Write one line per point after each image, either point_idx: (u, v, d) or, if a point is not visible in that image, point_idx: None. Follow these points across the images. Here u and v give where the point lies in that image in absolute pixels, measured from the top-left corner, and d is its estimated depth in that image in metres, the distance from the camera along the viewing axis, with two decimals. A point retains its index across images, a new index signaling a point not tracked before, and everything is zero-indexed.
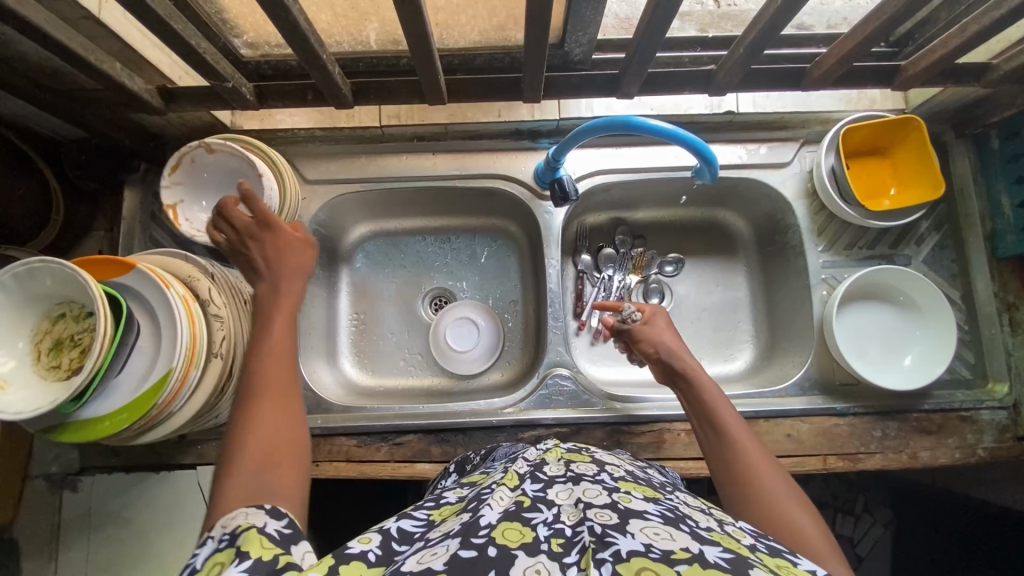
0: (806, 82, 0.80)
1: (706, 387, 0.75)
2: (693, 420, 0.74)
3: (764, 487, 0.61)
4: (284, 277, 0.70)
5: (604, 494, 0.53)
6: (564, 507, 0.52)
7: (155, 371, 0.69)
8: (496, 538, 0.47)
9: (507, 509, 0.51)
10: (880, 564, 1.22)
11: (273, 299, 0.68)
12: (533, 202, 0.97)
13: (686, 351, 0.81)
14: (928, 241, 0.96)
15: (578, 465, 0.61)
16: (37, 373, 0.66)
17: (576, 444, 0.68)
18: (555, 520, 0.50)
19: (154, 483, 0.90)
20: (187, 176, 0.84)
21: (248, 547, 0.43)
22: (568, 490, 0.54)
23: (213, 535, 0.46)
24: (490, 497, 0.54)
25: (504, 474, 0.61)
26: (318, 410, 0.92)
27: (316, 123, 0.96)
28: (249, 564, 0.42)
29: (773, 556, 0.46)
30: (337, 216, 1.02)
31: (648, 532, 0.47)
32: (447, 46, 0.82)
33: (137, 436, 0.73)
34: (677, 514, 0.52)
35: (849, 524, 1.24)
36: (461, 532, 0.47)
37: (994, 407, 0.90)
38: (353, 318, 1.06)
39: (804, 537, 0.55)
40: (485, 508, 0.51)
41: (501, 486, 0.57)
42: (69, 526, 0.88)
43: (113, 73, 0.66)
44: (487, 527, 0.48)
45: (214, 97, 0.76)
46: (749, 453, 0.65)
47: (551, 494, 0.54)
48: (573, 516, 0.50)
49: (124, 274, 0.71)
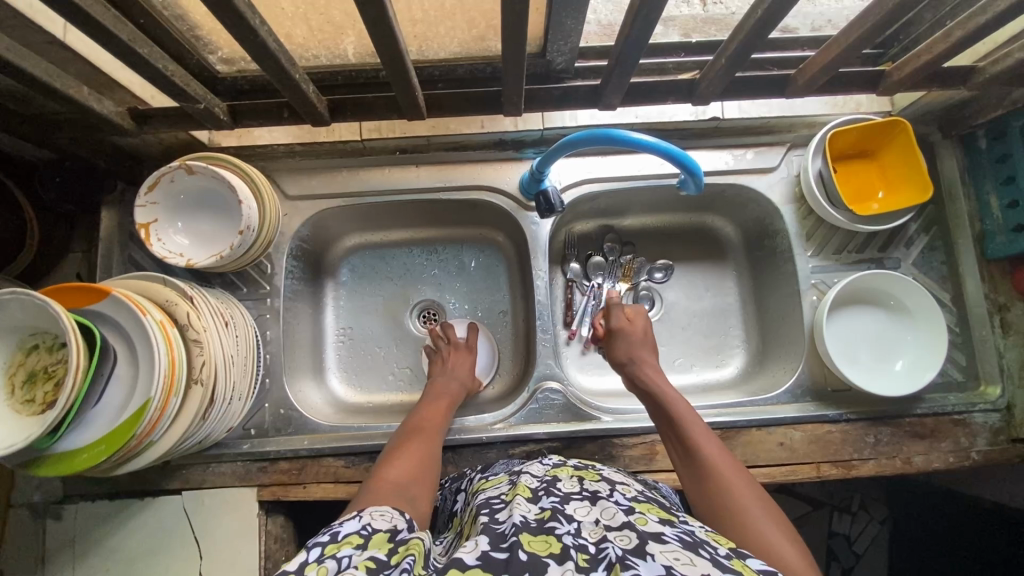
0: (791, 90, 0.79)
1: (672, 400, 0.75)
2: (665, 439, 0.75)
3: (736, 503, 0.61)
4: (447, 378, 0.90)
5: (621, 514, 0.54)
6: (584, 524, 0.53)
7: (133, 402, 0.68)
8: (524, 545, 0.48)
9: (527, 522, 0.52)
10: (878, 563, 1.20)
11: (434, 391, 0.87)
12: (518, 213, 0.96)
13: (652, 364, 0.83)
14: (917, 244, 0.95)
15: (591, 483, 0.61)
16: (11, 406, 0.64)
17: (583, 462, 0.68)
18: (578, 533, 0.51)
19: (138, 511, 0.86)
20: (164, 195, 0.82)
21: (376, 540, 0.49)
22: (587, 508, 0.55)
23: (358, 517, 0.52)
24: (511, 505, 0.55)
25: (515, 487, 0.61)
26: (305, 430, 0.90)
27: (295, 138, 0.94)
28: (370, 554, 0.47)
29: None
30: (320, 231, 1.00)
31: (668, 555, 0.46)
32: (427, 57, 0.80)
33: (117, 466, 0.71)
34: (695, 539, 0.51)
35: (846, 521, 1.23)
36: (490, 534, 0.50)
37: (987, 409, 0.90)
38: (340, 333, 1.05)
39: (772, 547, 0.55)
40: (506, 516, 0.53)
41: (515, 497, 0.57)
42: (52, 556, 0.85)
43: (81, 98, 0.64)
44: (514, 532, 0.50)
45: (188, 117, 0.74)
46: (721, 468, 0.65)
47: (570, 509, 0.55)
48: (594, 534, 0.51)
49: (99, 302, 0.69)
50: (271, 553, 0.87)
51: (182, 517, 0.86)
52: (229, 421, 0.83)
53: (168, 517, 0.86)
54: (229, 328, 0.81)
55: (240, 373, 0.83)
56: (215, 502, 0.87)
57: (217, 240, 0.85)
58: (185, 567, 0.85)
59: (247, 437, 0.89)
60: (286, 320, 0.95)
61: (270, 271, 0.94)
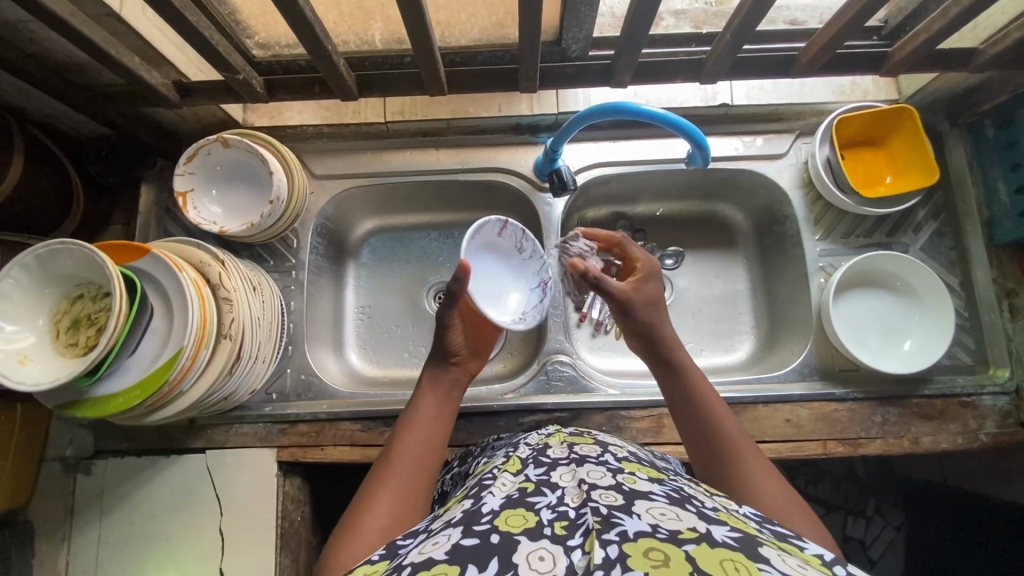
0: (795, 70, 0.82)
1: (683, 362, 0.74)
2: (668, 403, 0.73)
3: (754, 474, 0.62)
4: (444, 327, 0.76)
5: (608, 476, 0.53)
6: (567, 489, 0.52)
7: (166, 349, 0.72)
8: (499, 525, 0.47)
9: (509, 496, 0.51)
10: (892, 566, 1.20)
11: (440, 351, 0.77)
12: (533, 194, 1.00)
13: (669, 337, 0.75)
14: (926, 229, 0.97)
15: (581, 446, 0.61)
16: (56, 349, 0.68)
17: (577, 427, 0.67)
18: (559, 502, 0.50)
19: (163, 468, 0.90)
20: (201, 166, 0.87)
21: None
22: (572, 472, 0.55)
23: None
24: (492, 484, 0.55)
25: (506, 460, 0.62)
26: (324, 395, 0.94)
27: (324, 120, 0.99)
28: None
29: (780, 540, 0.48)
30: (344, 211, 1.05)
31: (654, 512, 0.47)
32: (449, 45, 0.85)
33: (149, 413, 0.75)
34: (682, 495, 0.52)
35: (860, 526, 1.23)
36: (463, 521, 0.49)
37: (996, 392, 0.90)
38: (359, 310, 1.09)
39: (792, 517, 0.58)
40: (487, 496, 0.52)
41: (503, 472, 0.57)
42: (81, 509, 0.90)
43: (132, 66, 0.70)
44: (490, 515, 0.49)
45: (228, 91, 0.80)
46: (734, 438, 0.66)
47: (555, 476, 0.54)
48: (577, 498, 0.50)
49: (139, 259, 0.74)
50: (287, 513, 0.90)
51: (204, 475, 0.90)
52: (251, 382, 0.87)
53: (191, 475, 0.90)
54: (257, 293, 0.86)
55: (265, 335, 0.87)
56: (236, 462, 0.90)
57: (248, 210, 0.90)
58: (205, 524, 0.89)
59: (269, 401, 0.93)
60: (309, 293, 1.00)
61: (295, 245, 0.98)
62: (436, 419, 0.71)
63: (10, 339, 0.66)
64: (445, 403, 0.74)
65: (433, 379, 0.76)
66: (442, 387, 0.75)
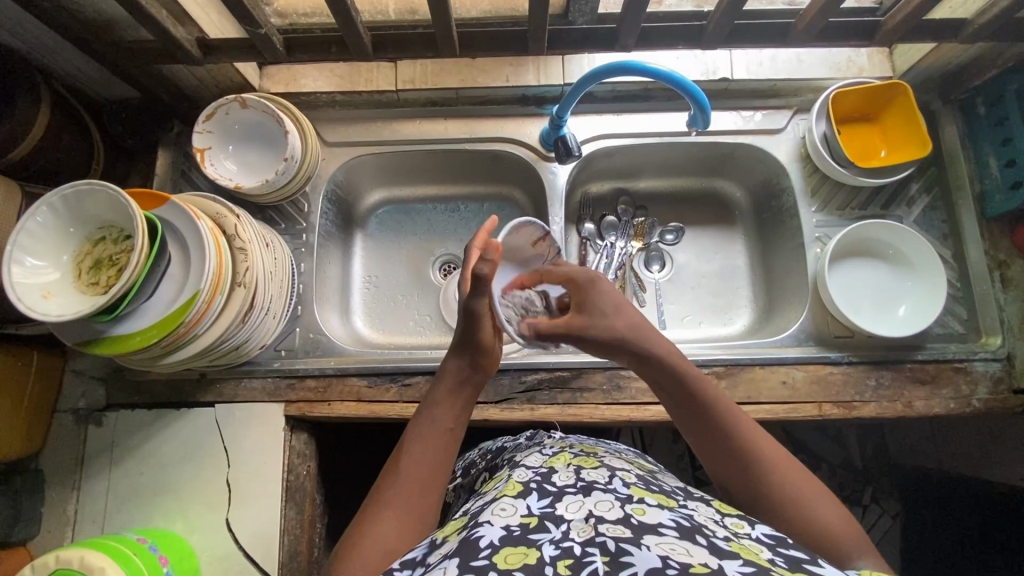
0: (792, 37, 0.85)
1: (666, 352, 0.68)
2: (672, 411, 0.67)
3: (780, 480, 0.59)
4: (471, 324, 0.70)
5: (617, 508, 0.53)
6: (573, 523, 0.52)
7: (182, 294, 0.74)
8: (498, 564, 0.48)
9: (511, 530, 0.51)
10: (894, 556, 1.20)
11: (474, 343, 0.71)
12: (537, 163, 1.03)
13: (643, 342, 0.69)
14: (919, 203, 1.00)
15: (588, 471, 0.60)
16: (78, 287, 0.71)
17: (584, 450, 0.67)
18: (563, 538, 0.50)
19: (173, 420, 0.92)
20: (219, 126, 0.91)
21: None
22: (579, 503, 0.54)
23: None
24: (491, 511, 0.55)
25: (506, 482, 0.61)
26: (331, 352, 0.97)
27: (336, 87, 1.01)
28: None
29: (794, 570, 0.47)
30: (353, 179, 1.08)
31: (664, 546, 0.47)
32: (461, 16, 0.88)
33: (164, 356, 0.77)
34: (693, 523, 0.52)
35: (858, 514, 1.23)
36: (461, 554, 0.49)
37: (988, 358, 0.92)
38: (365, 279, 1.11)
39: (826, 530, 0.56)
40: (486, 524, 0.52)
41: (503, 496, 0.57)
42: (92, 460, 0.92)
43: (159, 16, 0.73)
44: (490, 550, 0.49)
45: (249, 49, 0.83)
46: (749, 436, 0.62)
47: (561, 508, 0.54)
48: (583, 534, 0.50)
49: (162, 207, 0.77)
50: (294, 467, 0.92)
51: (213, 428, 0.92)
52: (262, 336, 0.89)
53: (200, 428, 0.92)
54: (269, 249, 0.88)
55: (277, 289, 0.90)
56: (245, 416, 0.92)
57: (264, 169, 0.94)
58: (213, 476, 0.90)
59: (278, 357, 0.95)
60: (318, 256, 1.02)
61: (306, 209, 1.01)
62: (452, 429, 0.67)
63: (35, 273, 0.69)
64: (461, 414, 0.70)
65: (456, 382, 0.71)
66: (461, 396, 0.70)
